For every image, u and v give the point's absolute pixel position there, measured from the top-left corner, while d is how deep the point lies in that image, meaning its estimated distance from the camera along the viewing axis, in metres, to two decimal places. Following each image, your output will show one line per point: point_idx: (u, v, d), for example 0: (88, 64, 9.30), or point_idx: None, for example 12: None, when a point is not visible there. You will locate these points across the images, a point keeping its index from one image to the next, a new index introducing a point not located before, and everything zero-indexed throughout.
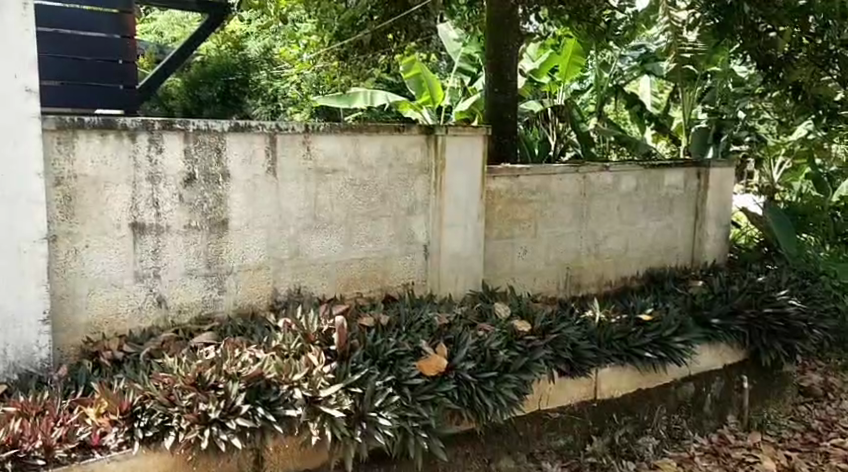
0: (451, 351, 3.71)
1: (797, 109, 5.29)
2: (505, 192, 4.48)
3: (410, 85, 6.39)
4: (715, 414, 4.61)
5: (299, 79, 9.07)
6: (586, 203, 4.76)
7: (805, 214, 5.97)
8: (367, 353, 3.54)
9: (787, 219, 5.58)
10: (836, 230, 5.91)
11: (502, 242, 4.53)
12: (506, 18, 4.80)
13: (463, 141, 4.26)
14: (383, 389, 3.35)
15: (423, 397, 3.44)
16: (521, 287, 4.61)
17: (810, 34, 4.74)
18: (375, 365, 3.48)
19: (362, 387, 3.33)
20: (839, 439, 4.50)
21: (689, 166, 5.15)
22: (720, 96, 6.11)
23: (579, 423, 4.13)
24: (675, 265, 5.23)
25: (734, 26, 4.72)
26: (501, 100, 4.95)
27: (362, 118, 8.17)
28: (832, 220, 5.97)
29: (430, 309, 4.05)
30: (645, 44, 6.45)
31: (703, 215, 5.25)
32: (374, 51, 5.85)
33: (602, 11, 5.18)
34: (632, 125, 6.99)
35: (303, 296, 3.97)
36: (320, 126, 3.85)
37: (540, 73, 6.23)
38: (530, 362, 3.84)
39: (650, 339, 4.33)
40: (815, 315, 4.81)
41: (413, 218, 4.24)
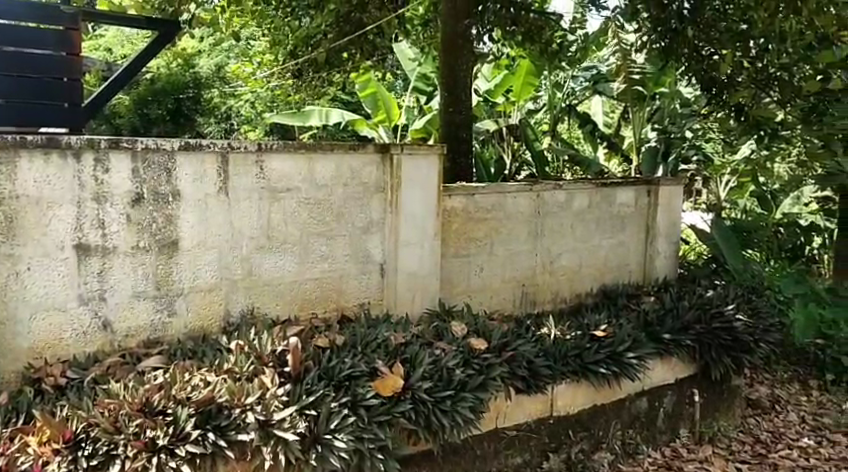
0: (407, 371, 3.67)
1: (740, 130, 5.31)
2: (460, 210, 4.50)
3: (367, 103, 6.61)
4: (667, 428, 4.69)
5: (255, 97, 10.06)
6: (539, 221, 4.80)
7: (749, 230, 6.15)
8: (321, 374, 3.48)
9: (732, 235, 5.79)
10: (779, 244, 6.41)
11: (457, 261, 4.53)
12: (459, 39, 4.87)
13: (417, 160, 4.25)
14: (339, 411, 3.30)
15: (379, 418, 3.40)
16: (477, 305, 4.61)
17: (751, 57, 4.92)
18: (330, 387, 3.42)
19: (316, 409, 3.28)
20: (786, 450, 4.62)
21: (639, 184, 5.24)
22: (668, 116, 6.24)
23: (536, 440, 4.14)
24: (627, 281, 5.31)
25: (679, 49, 4.98)
26: (456, 119, 4.96)
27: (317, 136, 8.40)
28: (775, 236, 6.42)
29: (386, 329, 4.00)
30: (595, 65, 6.67)
31: (653, 232, 5.35)
32: (329, 69, 5.85)
33: (554, 32, 5.34)
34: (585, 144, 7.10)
35: (256, 317, 3.89)
36: (273, 143, 3.80)
37: (494, 93, 6.42)
38: (487, 380, 3.83)
39: (604, 354, 4.35)
40: (761, 329, 4.91)
41: (369, 237, 4.19)
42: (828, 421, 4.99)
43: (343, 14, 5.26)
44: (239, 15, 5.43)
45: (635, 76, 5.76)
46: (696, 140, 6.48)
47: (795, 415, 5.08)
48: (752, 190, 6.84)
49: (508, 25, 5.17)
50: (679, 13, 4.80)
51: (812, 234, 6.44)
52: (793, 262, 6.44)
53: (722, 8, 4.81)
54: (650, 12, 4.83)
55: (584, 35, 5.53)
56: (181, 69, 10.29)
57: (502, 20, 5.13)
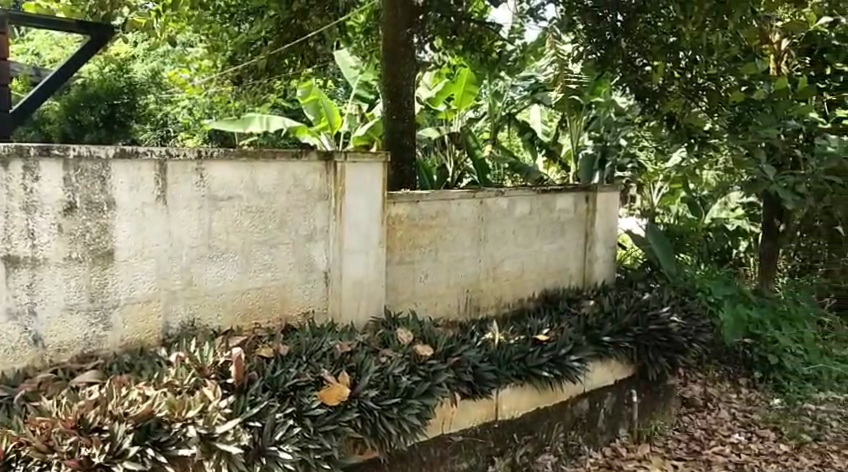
0: (354, 379, 3.66)
1: (673, 138, 5.36)
2: (405, 217, 4.51)
3: (308, 111, 6.45)
4: (608, 428, 4.81)
5: (192, 105, 9.81)
6: (483, 227, 4.86)
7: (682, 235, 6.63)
8: (266, 384, 3.43)
9: (666, 242, 5.94)
10: (710, 249, 6.97)
11: (402, 268, 4.54)
12: (401, 47, 4.92)
13: (361, 167, 4.25)
14: (284, 422, 3.26)
15: (326, 428, 3.38)
16: (422, 312, 4.63)
17: (681, 68, 5.02)
18: (275, 398, 3.38)
19: (261, 420, 3.23)
20: (719, 447, 4.80)
21: (577, 190, 5.38)
22: (604, 125, 6.41)
23: (481, 444, 4.18)
24: (568, 286, 5.42)
25: (614, 60, 5.12)
26: (399, 126, 5.00)
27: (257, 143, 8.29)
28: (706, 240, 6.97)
29: (331, 338, 3.95)
30: (533, 75, 6.69)
31: (592, 237, 5.49)
32: (269, 76, 5.82)
33: (493, 42, 5.56)
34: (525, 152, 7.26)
35: (197, 328, 3.80)
36: (214, 151, 3.72)
37: (435, 101, 6.44)
38: (433, 386, 3.85)
39: (547, 358, 4.43)
40: (694, 330, 5.10)
41: (313, 245, 4.16)
42: (757, 417, 5.21)
43: (283, 21, 5.35)
44: (174, 19, 5.35)
45: (572, 86, 5.80)
46: (630, 148, 6.52)
47: (727, 412, 5.29)
48: (683, 197, 7.05)
49: (449, 34, 5.31)
50: (613, 25, 4.98)
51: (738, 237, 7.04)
52: (721, 264, 7.05)
53: (653, 22, 4.88)
54: (585, 24, 5.05)
55: (522, 46, 5.64)
56: (114, 74, 10.17)
57: (443, 28, 5.23)
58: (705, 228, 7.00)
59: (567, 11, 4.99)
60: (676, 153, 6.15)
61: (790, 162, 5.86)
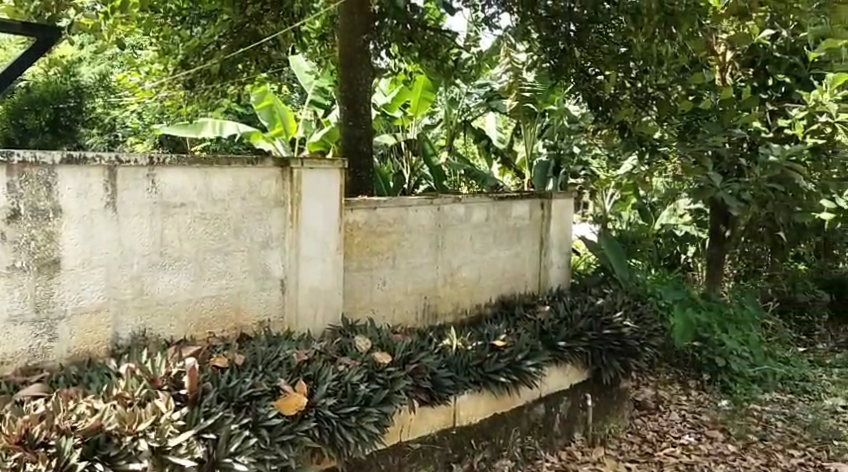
0: (311, 388, 3.61)
1: (624, 146, 5.66)
2: (362, 223, 4.48)
3: (262, 116, 6.33)
4: (563, 432, 4.86)
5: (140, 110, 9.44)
6: (440, 233, 4.87)
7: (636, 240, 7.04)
8: (220, 395, 3.33)
9: (619, 247, 6.09)
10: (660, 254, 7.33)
11: (360, 274, 4.51)
12: (358, 53, 4.97)
13: (318, 173, 4.20)
14: (240, 433, 3.19)
15: (283, 438, 3.33)
16: (380, 319, 4.61)
17: (631, 78, 5.15)
18: (230, 408, 3.30)
19: (216, 432, 3.15)
20: (670, 448, 4.90)
21: (533, 197, 5.44)
22: (558, 133, 6.51)
23: (439, 451, 4.17)
24: (524, 291, 5.47)
25: (567, 69, 5.29)
26: (355, 133, 5.02)
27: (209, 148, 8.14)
28: (657, 245, 7.33)
29: (288, 346, 3.89)
30: (488, 82, 6.88)
31: (547, 243, 5.55)
32: (222, 81, 5.75)
33: (450, 50, 5.54)
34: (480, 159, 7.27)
35: (148, 338, 3.69)
36: (165, 157, 3.63)
37: (391, 108, 6.40)
38: (391, 394, 3.82)
39: (503, 364, 4.45)
40: (646, 334, 5.19)
41: (269, 253, 4.09)
42: (706, 419, 5.34)
43: (237, 25, 5.34)
44: (124, 22, 5.25)
45: (526, 94, 6.04)
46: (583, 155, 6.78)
47: (678, 414, 5.40)
48: (634, 204, 7.23)
49: (405, 41, 5.32)
50: (566, 35, 5.05)
51: (687, 243, 7.42)
52: (672, 269, 7.40)
53: (604, 32, 4.98)
54: (540, 33, 5.10)
55: (478, 53, 5.68)
56: (60, 76, 9.88)
57: (399, 35, 5.27)
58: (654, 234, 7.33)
59: (522, 21, 5.00)
60: (626, 161, 6.48)
61: (734, 170, 6.10)
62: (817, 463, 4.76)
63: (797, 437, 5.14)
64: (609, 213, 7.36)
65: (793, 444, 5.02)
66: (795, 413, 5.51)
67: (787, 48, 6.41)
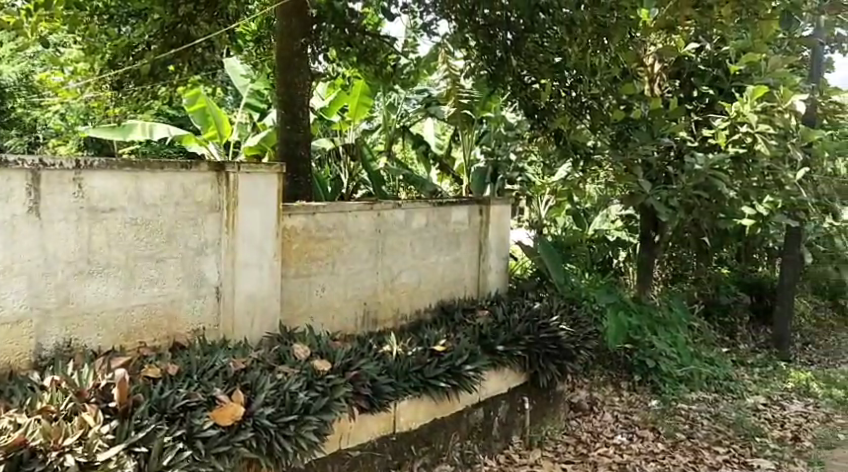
0: (249, 397, 3.45)
1: (559, 152, 5.93)
2: (301, 229, 4.40)
3: (195, 119, 6.18)
4: (501, 436, 4.88)
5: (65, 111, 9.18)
6: (379, 239, 4.84)
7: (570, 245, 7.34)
8: (152, 407, 3.17)
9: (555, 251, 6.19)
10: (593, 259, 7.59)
11: (299, 281, 4.42)
12: (296, 57, 4.93)
13: (254, 178, 4.09)
14: (173, 445, 3.01)
15: (218, 449, 3.15)
16: (319, 326, 4.53)
17: (566, 88, 5.36)
18: (163, 420, 3.13)
19: (147, 445, 2.96)
20: (604, 449, 5.00)
21: (471, 203, 5.48)
22: (495, 139, 6.69)
23: (379, 459, 4.10)
24: (463, 296, 5.50)
25: (504, 77, 5.31)
26: (294, 137, 4.96)
27: (138, 151, 7.89)
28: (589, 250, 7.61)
29: (224, 355, 3.75)
30: (427, 88, 7.08)
31: (486, 248, 5.60)
32: (153, 81, 5.58)
33: (388, 55, 5.57)
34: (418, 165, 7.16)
35: (74, 349, 3.46)
36: (94, 160, 3.44)
37: (330, 112, 6.38)
38: (331, 401, 3.70)
39: (443, 368, 4.41)
40: (581, 337, 5.31)
41: (204, 259, 3.93)
42: (637, 419, 5.49)
43: (168, 25, 5.19)
44: (48, 19, 5.05)
45: (464, 100, 6.07)
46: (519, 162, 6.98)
47: (610, 415, 5.53)
48: (568, 210, 7.42)
49: (343, 45, 5.32)
50: (504, 43, 5.05)
51: (618, 248, 7.74)
52: (604, 273, 7.67)
53: (540, 42, 4.96)
54: (478, 41, 5.13)
55: (416, 59, 5.72)
56: None
57: (337, 39, 5.25)
58: (587, 240, 7.61)
59: (460, 29, 5.00)
60: (561, 168, 6.77)
61: (663, 177, 6.38)
62: (741, 460, 4.95)
63: (721, 434, 5.33)
64: (545, 219, 7.33)
65: (718, 442, 5.21)
66: (719, 411, 5.73)
67: (710, 61, 6.88)
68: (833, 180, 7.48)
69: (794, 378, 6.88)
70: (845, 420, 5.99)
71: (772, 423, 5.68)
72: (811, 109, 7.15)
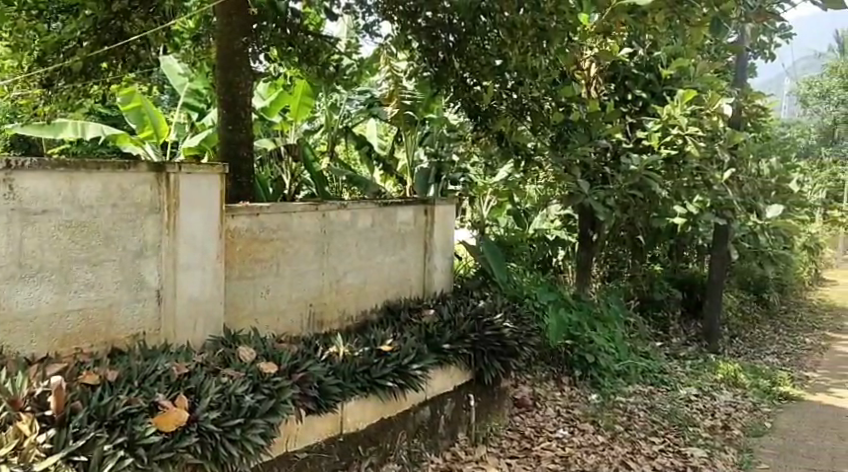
0: (192, 402, 3.24)
1: (501, 153, 6.20)
2: (244, 230, 4.25)
3: (129, 118, 6.07)
4: (448, 434, 4.84)
5: None
6: (324, 240, 4.77)
7: (512, 244, 7.55)
8: (91, 415, 2.94)
9: (499, 251, 6.37)
10: (533, 257, 7.73)
11: (242, 283, 4.25)
12: (237, 56, 4.84)
13: (196, 179, 3.80)
14: (114, 453, 2.82)
15: (161, 457, 2.94)
16: (263, 329, 4.39)
17: (508, 90, 5.52)
18: (102, 428, 2.91)
19: (87, 453, 2.79)
20: (547, 443, 5.08)
21: (416, 203, 5.52)
22: (438, 140, 6.82)
23: (326, 460, 3.89)
24: (408, 296, 5.51)
25: (447, 78, 5.39)
26: (236, 137, 4.90)
27: (67, 151, 7.57)
28: (531, 249, 7.74)
29: (165, 360, 3.49)
30: (368, 89, 7.10)
31: (430, 248, 5.64)
32: (84, 80, 5.46)
33: (330, 55, 5.55)
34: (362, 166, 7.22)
35: (4, 356, 3.21)
36: (25, 160, 3.18)
37: (269, 111, 6.37)
38: (278, 404, 3.49)
39: (390, 368, 4.32)
40: (524, 334, 5.44)
41: (143, 262, 3.65)
42: (578, 413, 5.62)
43: (101, 21, 5.06)
44: None
45: (406, 102, 6.26)
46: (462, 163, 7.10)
47: (552, 410, 5.64)
48: (509, 210, 7.68)
49: (285, 45, 5.27)
50: (446, 45, 5.13)
51: (558, 247, 7.89)
52: (545, 271, 7.88)
53: (482, 44, 4.99)
54: (420, 42, 5.18)
55: (359, 60, 5.87)
56: None
57: (279, 39, 5.20)
58: (529, 238, 7.77)
59: (403, 30, 5.07)
60: (502, 169, 7.02)
61: (599, 178, 6.52)
62: (675, 449, 5.15)
63: (657, 425, 5.52)
64: (486, 218, 7.53)
65: (654, 432, 5.40)
66: (655, 403, 5.94)
67: (642, 65, 7.11)
68: (757, 180, 7.71)
69: (723, 369, 7.16)
70: (770, 408, 6.29)
71: (703, 412, 5.92)
72: (738, 113, 7.44)
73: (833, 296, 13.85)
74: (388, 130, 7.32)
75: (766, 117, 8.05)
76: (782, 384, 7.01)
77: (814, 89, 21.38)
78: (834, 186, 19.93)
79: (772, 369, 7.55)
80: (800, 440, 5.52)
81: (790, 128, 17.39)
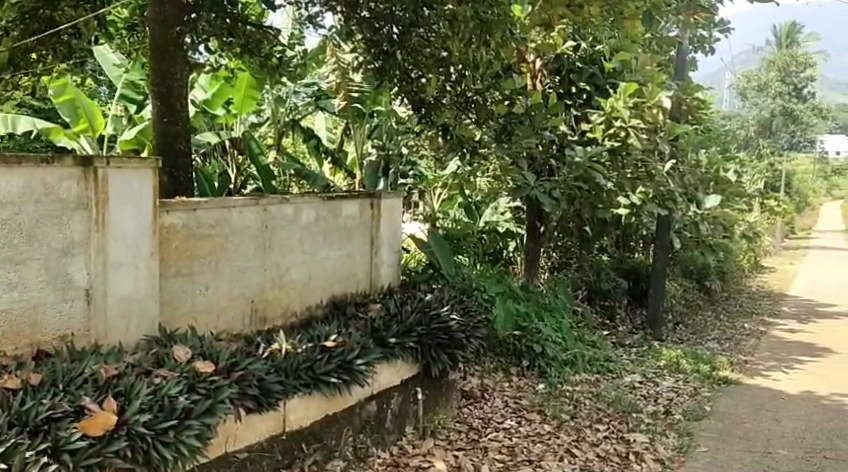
0: (121, 405, 3.13)
1: (447, 146, 6.25)
2: (181, 226, 4.09)
3: (62, 110, 5.68)
4: (395, 427, 4.81)
5: None
6: (266, 235, 4.66)
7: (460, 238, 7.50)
8: (11, 420, 2.84)
9: (447, 250, 6.40)
10: (485, 250, 7.98)
11: (180, 281, 4.11)
12: (170, 46, 4.71)
13: (126, 173, 3.63)
14: (37, 460, 2.71)
15: (88, 462, 2.83)
16: (202, 327, 4.27)
17: (452, 81, 5.51)
18: (24, 435, 2.81)
19: (8, 460, 2.68)
20: (494, 434, 5.09)
21: (362, 197, 5.45)
22: (386, 133, 6.76)
23: (268, 459, 3.81)
24: (355, 291, 5.46)
25: (391, 71, 5.28)
26: (172, 130, 4.77)
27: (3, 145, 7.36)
28: (481, 242, 7.90)
29: (94, 361, 3.36)
30: (315, 81, 7.02)
31: (377, 243, 5.59)
32: (12, 72, 5.27)
33: (272, 47, 5.51)
34: (310, 159, 7.16)
35: None
36: None
37: (212, 105, 6.21)
38: (214, 404, 3.40)
39: (334, 364, 4.25)
40: (471, 326, 5.43)
41: (70, 261, 3.46)
42: (525, 403, 5.66)
43: (27, 11, 4.89)
44: None
45: (354, 94, 6.39)
46: (410, 156, 7.12)
47: (500, 400, 5.67)
48: (460, 202, 7.80)
49: (225, 36, 5.12)
50: (390, 37, 4.99)
51: (508, 238, 8.05)
52: (495, 264, 8.07)
53: (426, 37, 4.94)
54: (363, 34, 5.05)
55: (302, 52, 5.94)
56: None
57: (220, 29, 5.05)
58: (479, 230, 7.86)
59: (346, 21, 4.97)
60: (451, 163, 7.06)
61: (546, 171, 6.87)
62: (618, 435, 5.23)
63: (602, 412, 5.59)
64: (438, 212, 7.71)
65: (598, 419, 5.47)
66: (600, 391, 6.03)
67: (586, 58, 7.22)
68: (697, 171, 7.86)
69: (666, 356, 7.32)
70: (710, 392, 6.45)
71: (647, 399, 6.03)
72: (677, 105, 7.56)
73: (771, 282, 14.31)
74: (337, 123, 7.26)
75: (705, 110, 8.22)
76: (721, 369, 7.20)
77: (753, 83, 22.02)
78: (771, 177, 20.56)
79: (712, 355, 7.73)
80: (737, 422, 5.67)
81: (730, 121, 17.91)
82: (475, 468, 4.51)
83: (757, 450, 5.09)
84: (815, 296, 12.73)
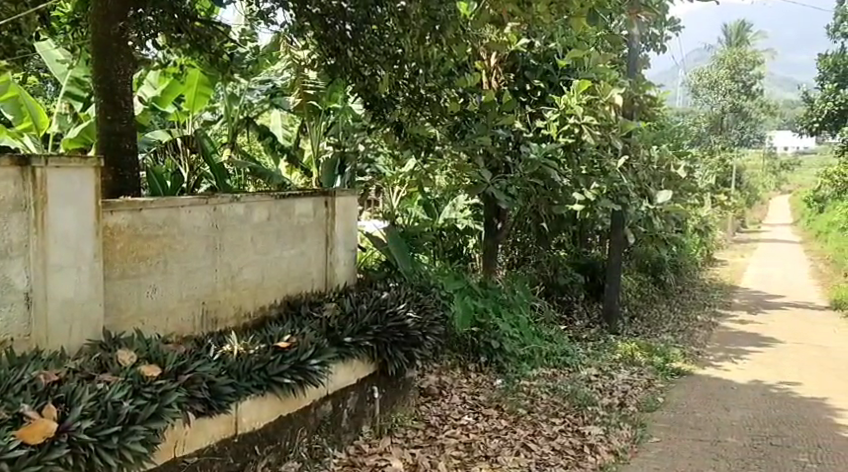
0: (62, 412, 3.05)
1: (403, 142, 6.13)
2: (126, 227, 3.99)
3: (5, 109, 5.52)
4: (352, 427, 4.79)
5: None
6: (217, 235, 4.58)
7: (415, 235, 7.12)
8: None
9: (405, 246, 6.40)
10: (443, 247, 7.99)
11: (126, 283, 4.02)
12: (114, 42, 4.60)
13: (66, 173, 3.53)
14: None
15: None
16: (151, 329, 4.18)
17: (405, 79, 5.46)
18: None
19: None
20: (451, 431, 5.10)
21: (316, 195, 5.40)
22: (343, 130, 6.86)
23: (219, 462, 3.76)
24: (310, 291, 5.41)
25: (344, 68, 5.24)
26: (116, 128, 4.65)
27: None
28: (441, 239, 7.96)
29: (34, 367, 3.26)
30: (269, 78, 6.87)
31: (332, 241, 5.55)
32: None
33: (223, 42, 5.41)
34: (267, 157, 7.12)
35: None
36: None
37: (162, 102, 6.03)
38: (161, 408, 3.32)
39: (288, 365, 4.19)
40: (427, 323, 5.41)
41: (8, 263, 3.35)
42: (483, 399, 5.68)
43: None
44: None
45: (310, 91, 6.33)
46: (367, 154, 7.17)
47: (458, 397, 5.68)
48: (419, 199, 7.72)
49: (174, 31, 5.07)
50: (342, 34, 4.95)
51: (466, 235, 8.12)
52: (454, 260, 8.10)
53: (379, 35, 4.91)
54: (315, 30, 5.00)
55: (254, 48, 6.02)
56: None
57: (167, 25, 5.02)
58: (438, 227, 7.88)
59: (297, 17, 4.92)
60: (408, 161, 6.96)
61: (502, 166, 6.92)
62: (574, 428, 5.28)
63: (557, 406, 5.64)
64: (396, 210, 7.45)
65: (555, 413, 5.51)
66: (557, 385, 6.08)
67: (540, 56, 7.26)
68: (650, 167, 7.96)
69: (621, 349, 7.42)
70: (663, 384, 6.56)
71: (602, 392, 6.09)
72: (630, 103, 7.66)
73: (724, 275, 14.65)
74: (293, 120, 7.23)
75: (657, 107, 8.33)
76: (675, 360, 7.33)
77: (704, 81, 22.15)
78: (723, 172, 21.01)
79: (666, 346, 7.87)
80: (689, 412, 5.78)
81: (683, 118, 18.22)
82: (431, 466, 4.51)
83: (707, 439, 5.18)
84: (766, 288, 13.06)
